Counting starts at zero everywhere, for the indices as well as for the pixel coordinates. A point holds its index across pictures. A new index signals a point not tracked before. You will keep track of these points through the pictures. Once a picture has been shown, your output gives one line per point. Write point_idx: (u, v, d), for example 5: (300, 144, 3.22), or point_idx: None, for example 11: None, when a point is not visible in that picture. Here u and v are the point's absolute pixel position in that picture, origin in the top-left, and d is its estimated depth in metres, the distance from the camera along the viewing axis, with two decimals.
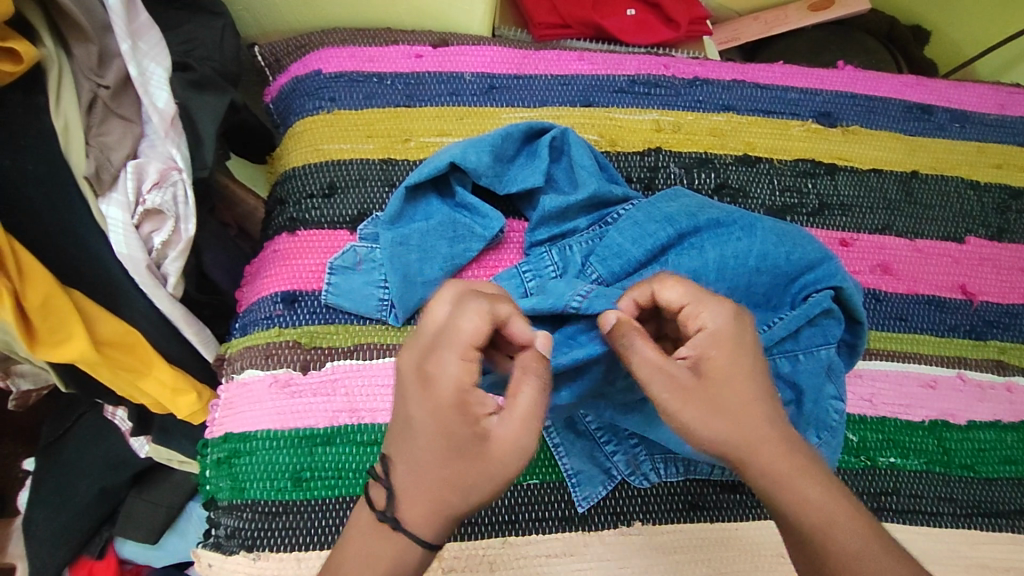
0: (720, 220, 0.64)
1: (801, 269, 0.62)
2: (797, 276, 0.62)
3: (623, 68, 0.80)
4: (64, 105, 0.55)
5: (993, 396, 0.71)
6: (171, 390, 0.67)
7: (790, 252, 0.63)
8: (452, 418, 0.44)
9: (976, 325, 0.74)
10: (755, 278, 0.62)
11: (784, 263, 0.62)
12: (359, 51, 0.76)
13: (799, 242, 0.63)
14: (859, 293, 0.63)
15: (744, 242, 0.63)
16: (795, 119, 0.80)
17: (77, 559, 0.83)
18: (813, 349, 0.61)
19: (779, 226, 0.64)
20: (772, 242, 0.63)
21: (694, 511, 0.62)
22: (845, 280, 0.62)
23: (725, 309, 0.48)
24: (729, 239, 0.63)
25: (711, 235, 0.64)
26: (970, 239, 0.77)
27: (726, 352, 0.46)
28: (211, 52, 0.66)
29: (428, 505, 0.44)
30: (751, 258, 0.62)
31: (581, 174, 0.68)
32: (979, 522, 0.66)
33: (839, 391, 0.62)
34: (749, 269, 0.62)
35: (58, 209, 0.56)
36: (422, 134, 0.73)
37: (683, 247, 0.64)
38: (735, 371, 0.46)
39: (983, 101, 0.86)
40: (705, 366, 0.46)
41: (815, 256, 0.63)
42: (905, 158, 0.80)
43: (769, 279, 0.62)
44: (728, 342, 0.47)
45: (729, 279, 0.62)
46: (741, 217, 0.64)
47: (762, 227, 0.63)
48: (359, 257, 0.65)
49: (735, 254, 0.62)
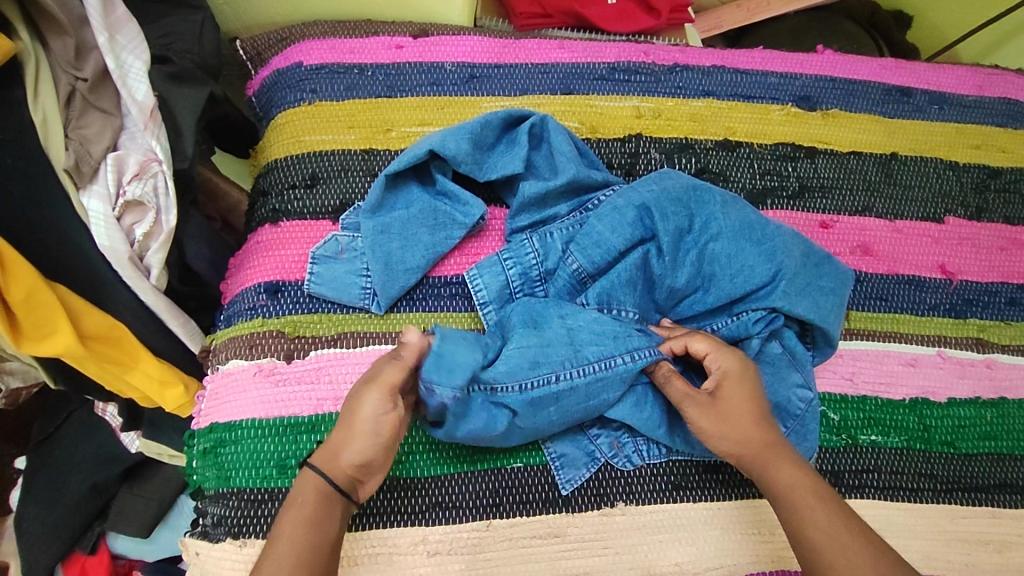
0: (683, 233, 0.65)
1: (747, 291, 0.64)
2: (749, 287, 0.64)
3: (603, 55, 0.81)
4: (42, 99, 0.55)
5: (973, 373, 0.72)
6: (159, 382, 0.67)
7: (747, 263, 0.64)
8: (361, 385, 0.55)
9: (956, 304, 0.75)
10: (704, 296, 0.65)
11: (729, 286, 0.64)
12: (339, 43, 0.76)
13: (752, 258, 0.64)
14: (801, 302, 0.64)
15: (695, 268, 0.65)
16: (775, 103, 0.81)
17: (69, 555, 0.84)
18: (764, 345, 0.65)
19: (738, 237, 0.65)
20: (721, 262, 0.64)
21: (678, 492, 0.63)
22: (788, 287, 0.64)
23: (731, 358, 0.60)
24: (682, 263, 0.65)
25: (673, 253, 0.64)
26: (950, 219, 0.78)
27: (738, 376, 0.59)
28: (190, 45, 0.66)
29: (330, 446, 0.53)
30: (698, 280, 0.65)
31: (560, 160, 0.68)
32: (959, 497, 0.67)
33: (805, 380, 0.65)
34: (701, 274, 0.65)
35: (38, 202, 0.57)
36: (403, 124, 0.73)
37: (651, 243, 0.65)
38: (749, 388, 0.59)
39: (962, 82, 0.87)
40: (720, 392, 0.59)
41: (773, 267, 0.64)
42: (884, 140, 0.81)
43: (712, 295, 0.65)
44: (741, 370, 0.60)
45: (682, 284, 0.65)
46: (705, 223, 0.65)
47: (714, 248, 0.65)
48: (341, 247, 0.65)
49: (692, 260, 0.65)
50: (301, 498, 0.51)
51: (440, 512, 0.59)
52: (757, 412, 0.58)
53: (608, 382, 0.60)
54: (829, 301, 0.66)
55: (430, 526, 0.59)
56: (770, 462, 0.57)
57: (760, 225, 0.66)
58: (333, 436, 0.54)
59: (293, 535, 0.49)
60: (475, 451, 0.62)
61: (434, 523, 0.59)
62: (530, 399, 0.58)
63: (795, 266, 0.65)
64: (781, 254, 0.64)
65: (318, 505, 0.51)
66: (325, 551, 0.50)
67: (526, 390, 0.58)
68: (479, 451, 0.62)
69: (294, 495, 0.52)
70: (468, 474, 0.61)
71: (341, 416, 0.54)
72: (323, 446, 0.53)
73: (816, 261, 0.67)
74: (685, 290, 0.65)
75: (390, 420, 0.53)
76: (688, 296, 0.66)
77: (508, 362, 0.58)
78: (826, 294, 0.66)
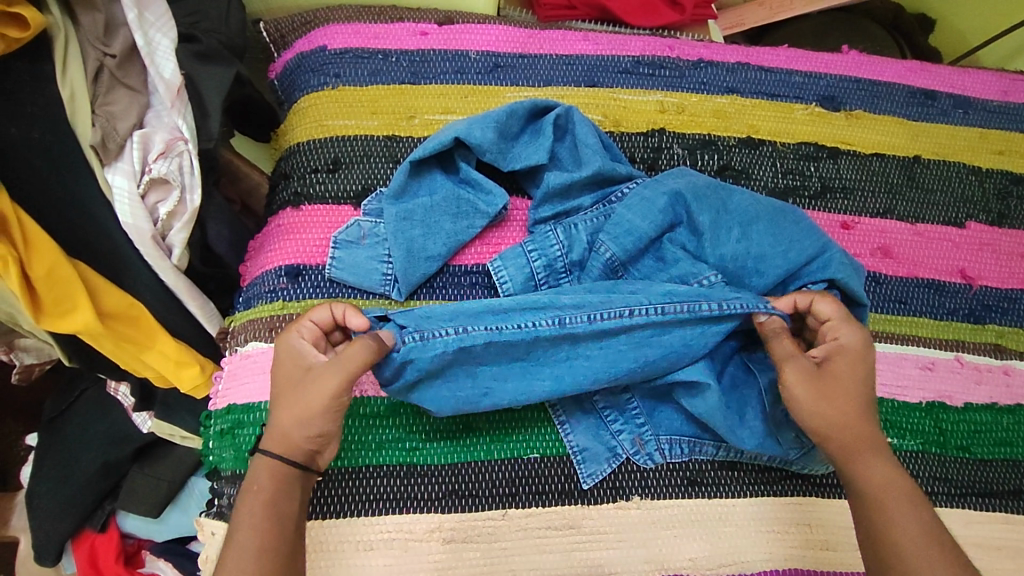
0: (720, 216, 0.65)
1: (797, 266, 0.64)
2: (794, 268, 0.64)
3: (628, 49, 0.80)
4: (71, 74, 0.55)
5: (990, 379, 0.72)
6: (174, 363, 0.67)
7: (788, 250, 0.64)
8: (297, 363, 0.55)
9: (975, 309, 0.75)
10: (759, 274, 0.64)
11: (780, 263, 0.64)
12: (363, 28, 0.76)
13: (795, 237, 0.64)
14: (854, 277, 0.63)
15: (742, 245, 0.64)
16: (799, 102, 0.80)
17: (79, 533, 0.84)
18: None
19: (775, 219, 0.65)
20: (766, 244, 0.64)
21: (694, 487, 0.63)
22: (838, 271, 0.63)
23: (857, 334, 0.58)
24: (724, 243, 0.64)
25: (711, 236, 0.65)
26: (971, 224, 0.78)
27: (855, 355, 0.58)
28: (216, 25, 0.66)
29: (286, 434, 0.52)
30: (746, 259, 0.64)
31: (585, 152, 0.68)
32: (973, 502, 0.67)
33: None
34: (747, 254, 0.64)
35: (64, 177, 0.57)
36: (426, 111, 0.73)
37: (683, 228, 0.66)
38: (862, 372, 0.57)
39: (987, 88, 0.87)
40: (833, 365, 0.57)
41: (813, 249, 0.64)
42: (908, 143, 0.80)
43: (762, 272, 0.64)
44: (859, 352, 0.58)
45: (723, 267, 0.64)
46: (741, 208, 0.65)
47: (756, 229, 0.65)
48: (363, 232, 0.65)
49: (734, 241, 0.64)
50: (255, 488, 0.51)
51: (457, 500, 0.60)
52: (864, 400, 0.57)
53: (689, 338, 0.60)
54: (870, 283, 0.65)
55: (447, 513, 0.59)
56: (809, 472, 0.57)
57: (790, 211, 0.67)
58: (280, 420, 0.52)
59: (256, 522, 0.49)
60: (492, 440, 0.62)
61: (451, 510, 0.59)
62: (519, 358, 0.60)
63: (836, 240, 0.66)
64: (818, 236, 0.65)
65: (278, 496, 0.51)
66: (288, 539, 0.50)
67: (595, 321, 0.59)
68: (497, 441, 0.62)
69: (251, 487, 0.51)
70: (483, 463, 0.61)
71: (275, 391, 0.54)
72: (273, 433, 0.53)
73: (850, 245, 0.66)
74: (733, 268, 0.64)
75: (327, 398, 0.52)
76: (735, 277, 0.65)
77: (520, 306, 0.60)
78: (867, 274, 0.66)
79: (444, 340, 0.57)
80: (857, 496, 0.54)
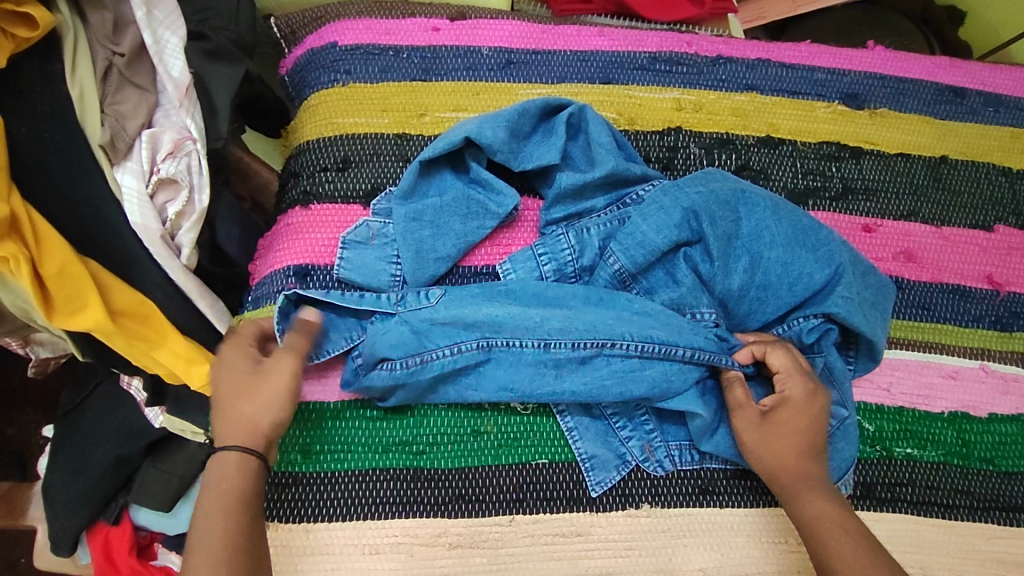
0: (731, 238, 0.63)
1: (801, 299, 0.62)
2: (796, 302, 0.63)
3: (644, 45, 0.78)
4: (80, 73, 0.56)
5: (1017, 389, 0.69)
6: (186, 361, 0.64)
7: (795, 281, 0.62)
8: (246, 364, 0.56)
9: (1002, 316, 0.72)
10: (760, 303, 0.63)
11: (786, 295, 0.63)
12: (375, 24, 0.75)
13: (807, 266, 0.62)
14: (857, 312, 0.61)
15: (747, 276, 0.63)
16: (821, 100, 0.78)
17: (93, 525, 0.84)
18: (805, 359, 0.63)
19: (792, 245, 0.63)
20: (777, 271, 0.62)
21: (705, 496, 0.62)
22: (840, 307, 0.61)
23: (801, 386, 0.59)
24: (734, 269, 0.63)
25: (722, 257, 0.63)
26: (999, 228, 0.75)
27: (813, 412, 0.59)
28: (226, 22, 0.65)
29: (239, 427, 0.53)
30: (751, 289, 0.63)
31: (599, 152, 0.66)
32: (996, 516, 0.65)
33: (841, 397, 0.63)
34: (752, 283, 0.63)
35: (74, 177, 0.56)
36: (437, 109, 0.72)
37: (697, 247, 0.64)
38: (812, 420, 0.59)
39: (1020, 84, 0.83)
40: (777, 413, 0.59)
41: (823, 280, 0.62)
42: (934, 142, 0.78)
43: (762, 305, 0.63)
44: (803, 404, 0.59)
45: (730, 292, 0.63)
46: (753, 232, 0.63)
47: (768, 257, 0.63)
48: (372, 232, 0.65)
49: (743, 267, 0.63)
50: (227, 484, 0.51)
51: (464, 505, 0.59)
52: (808, 446, 0.58)
53: (670, 373, 0.60)
54: (878, 317, 0.63)
55: (452, 518, 0.58)
56: (808, 486, 0.57)
57: (813, 230, 0.64)
58: (239, 414, 0.53)
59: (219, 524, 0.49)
60: (500, 446, 0.61)
61: (457, 515, 0.59)
62: (504, 382, 0.60)
63: (851, 267, 0.63)
64: (835, 263, 0.62)
65: (242, 489, 0.51)
66: (255, 534, 0.50)
67: (578, 349, 0.60)
68: (504, 446, 0.61)
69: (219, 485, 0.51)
70: (491, 468, 0.60)
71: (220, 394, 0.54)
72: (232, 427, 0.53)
73: (863, 271, 0.64)
74: (736, 296, 0.63)
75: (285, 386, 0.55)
76: (739, 307, 0.64)
77: (515, 321, 0.60)
78: (876, 308, 0.64)
79: (440, 362, 0.59)
80: (842, 515, 0.55)
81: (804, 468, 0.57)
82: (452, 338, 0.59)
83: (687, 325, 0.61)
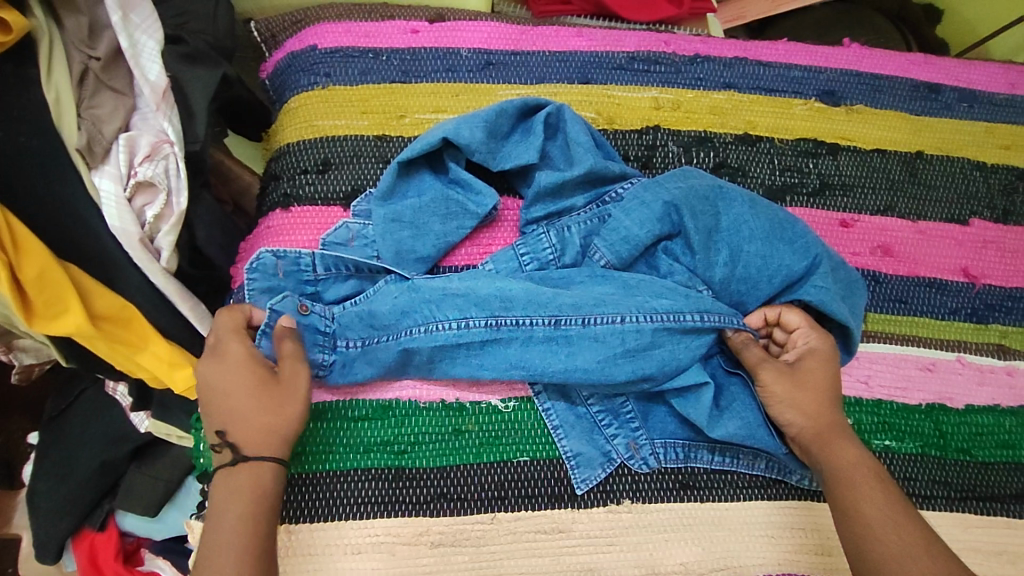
0: (712, 232, 0.64)
1: (776, 289, 0.64)
2: (771, 294, 0.64)
3: (622, 45, 0.79)
4: (56, 78, 0.55)
5: (993, 379, 0.70)
6: (168, 364, 0.65)
7: (773, 272, 0.63)
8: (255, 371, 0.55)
9: (977, 308, 0.73)
10: (740, 297, 0.64)
11: (765, 287, 0.63)
12: (354, 26, 0.75)
13: (786, 258, 0.63)
14: (835, 301, 0.63)
15: (729, 269, 0.63)
16: (798, 97, 0.79)
17: (79, 531, 0.84)
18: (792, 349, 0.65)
19: (770, 239, 0.63)
20: (756, 265, 0.63)
21: (686, 491, 0.62)
22: (813, 295, 0.63)
23: (822, 342, 0.62)
24: (715, 262, 0.63)
25: (703, 250, 0.63)
26: (974, 222, 0.76)
27: (826, 357, 0.61)
28: (203, 25, 0.67)
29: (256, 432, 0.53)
30: (732, 282, 0.64)
31: (577, 151, 0.67)
32: (973, 506, 0.65)
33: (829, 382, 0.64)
34: (734, 275, 0.63)
35: (50, 180, 0.56)
36: (417, 110, 0.72)
37: (677, 241, 0.65)
38: (831, 373, 0.61)
39: (993, 80, 0.84)
40: (801, 364, 0.61)
41: (800, 269, 0.63)
42: (909, 138, 0.79)
43: (741, 297, 0.64)
44: (828, 355, 0.62)
45: (715, 283, 0.63)
46: (733, 224, 0.64)
47: (748, 251, 0.63)
48: (352, 234, 0.65)
49: (723, 258, 0.63)
50: (256, 483, 0.52)
51: (447, 504, 0.59)
52: (831, 398, 0.60)
53: (667, 360, 0.60)
54: (852, 306, 0.65)
55: (434, 517, 0.59)
56: None
57: (789, 224, 0.65)
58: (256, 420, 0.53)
59: (243, 521, 0.50)
60: (481, 444, 0.61)
61: (439, 514, 0.59)
62: (516, 365, 0.60)
63: (827, 260, 0.64)
64: (812, 253, 0.63)
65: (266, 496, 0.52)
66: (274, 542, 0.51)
67: (589, 325, 0.60)
68: (485, 444, 0.61)
69: (245, 481, 0.51)
70: (474, 467, 0.61)
71: (240, 399, 0.54)
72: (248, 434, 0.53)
73: (834, 266, 0.65)
74: (716, 288, 0.64)
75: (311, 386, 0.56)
76: (721, 299, 0.64)
77: (525, 313, 0.60)
78: (850, 298, 0.65)
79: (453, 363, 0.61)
80: None
81: (827, 419, 0.59)
82: (459, 310, 0.60)
83: (681, 305, 0.61)
